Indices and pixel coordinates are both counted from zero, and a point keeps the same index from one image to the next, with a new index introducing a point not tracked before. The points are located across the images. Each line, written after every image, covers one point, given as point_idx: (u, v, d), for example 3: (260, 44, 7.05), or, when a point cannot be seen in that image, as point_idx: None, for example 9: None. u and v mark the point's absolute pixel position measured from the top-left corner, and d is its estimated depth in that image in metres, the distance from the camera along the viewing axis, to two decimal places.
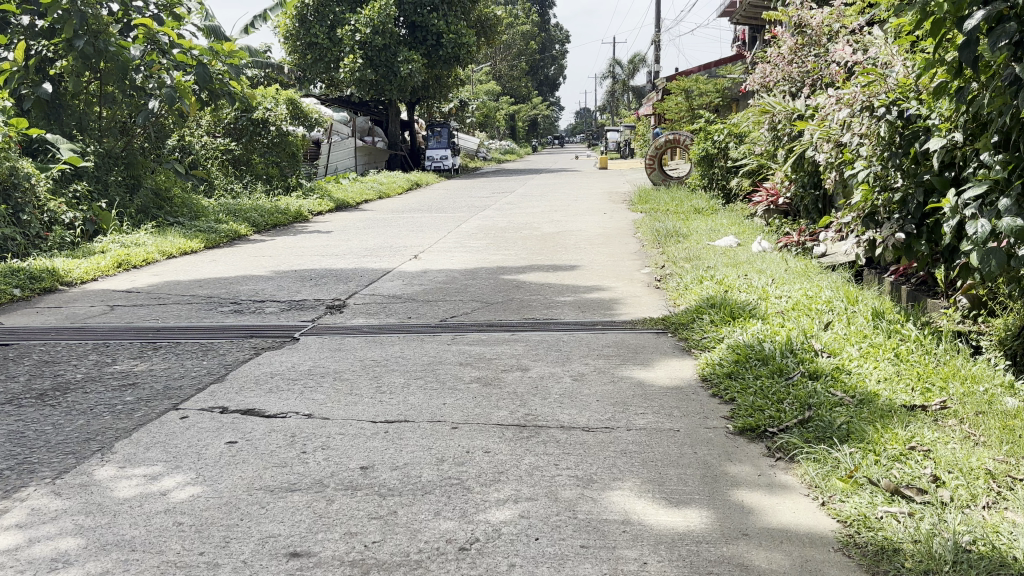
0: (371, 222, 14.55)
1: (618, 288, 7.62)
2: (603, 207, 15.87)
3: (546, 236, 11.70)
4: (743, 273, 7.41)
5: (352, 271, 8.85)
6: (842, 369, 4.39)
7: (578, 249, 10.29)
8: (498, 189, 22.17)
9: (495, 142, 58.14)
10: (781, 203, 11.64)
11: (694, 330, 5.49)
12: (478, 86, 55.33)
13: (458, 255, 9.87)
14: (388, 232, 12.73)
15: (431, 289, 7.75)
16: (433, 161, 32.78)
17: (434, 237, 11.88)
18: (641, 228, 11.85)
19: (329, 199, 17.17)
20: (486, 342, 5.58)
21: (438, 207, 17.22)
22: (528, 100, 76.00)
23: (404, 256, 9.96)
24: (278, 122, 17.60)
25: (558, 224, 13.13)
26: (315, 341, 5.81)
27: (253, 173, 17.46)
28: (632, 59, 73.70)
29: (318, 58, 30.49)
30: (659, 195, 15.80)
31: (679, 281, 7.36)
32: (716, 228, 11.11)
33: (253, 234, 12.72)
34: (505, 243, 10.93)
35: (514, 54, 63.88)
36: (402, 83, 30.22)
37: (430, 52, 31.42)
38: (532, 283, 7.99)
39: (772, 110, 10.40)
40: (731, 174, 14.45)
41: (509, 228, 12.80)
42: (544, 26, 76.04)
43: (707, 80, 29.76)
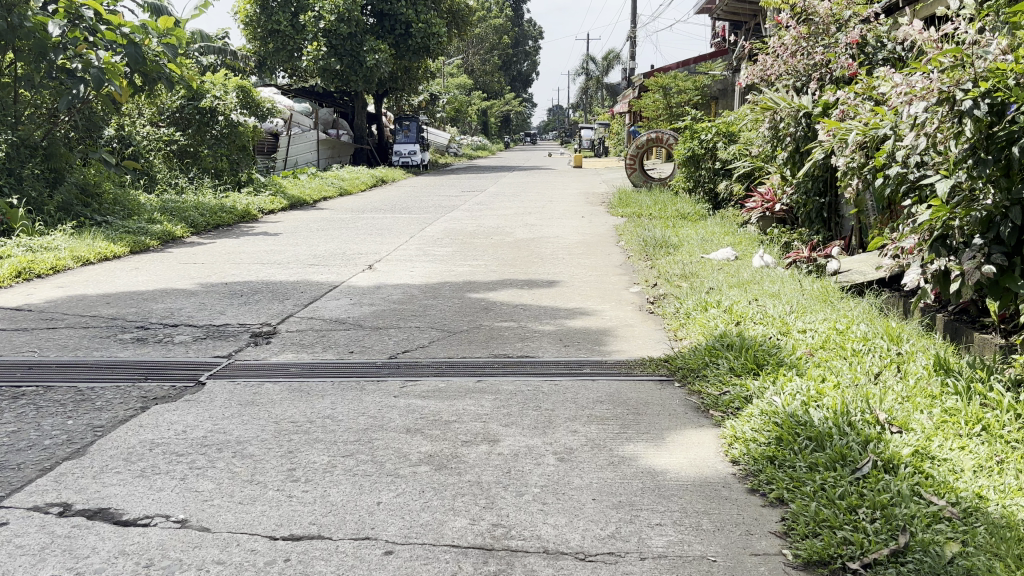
0: (326, 223, 13.23)
1: (605, 314, 6.42)
2: (580, 210, 14.70)
3: (518, 244, 10.49)
4: (753, 299, 6.22)
5: (293, 286, 7.57)
6: (926, 455, 3.18)
7: (555, 260, 9.09)
8: (467, 188, 20.88)
9: (466, 138, 56.73)
10: (780, 210, 10.51)
11: (709, 386, 4.29)
12: (450, 80, 53.97)
13: (419, 267, 8.61)
14: (343, 235, 11.45)
15: (383, 311, 6.50)
16: (401, 156, 31.42)
17: (394, 243, 10.63)
18: (624, 238, 10.67)
19: (283, 197, 15.82)
20: (443, 393, 4.36)
21: (402, 206, 15.93)
22: (501, 96, 74.63)
23: (356, 266, 8.69)
24: (228, 112, 16.22)
25: (532, 229, 11.93)
26: (225, 389, 4.55)
27: (200, 167, 16.07)
28: (607, 57, 72.67)
29: (280, 46, 29.06)
30: (641, 198, 14.62)
31: (678, 308, 6.16)
32: (708, 238, 9.95)
33: (190, 236, 11.38)
34: (472, 252, 9.71)
35: (487, 48, 62.59)
36: (369, 74, 28.85)
37: (398, 43, 30.08)
38: (503, 304, 6.77)
39: (775, 107, 9.19)
40: (719, 176, 13.30)
41: (478, 234, 11.56)
42: (517, 21, 74.77)
43: (687, 77, 28.64)
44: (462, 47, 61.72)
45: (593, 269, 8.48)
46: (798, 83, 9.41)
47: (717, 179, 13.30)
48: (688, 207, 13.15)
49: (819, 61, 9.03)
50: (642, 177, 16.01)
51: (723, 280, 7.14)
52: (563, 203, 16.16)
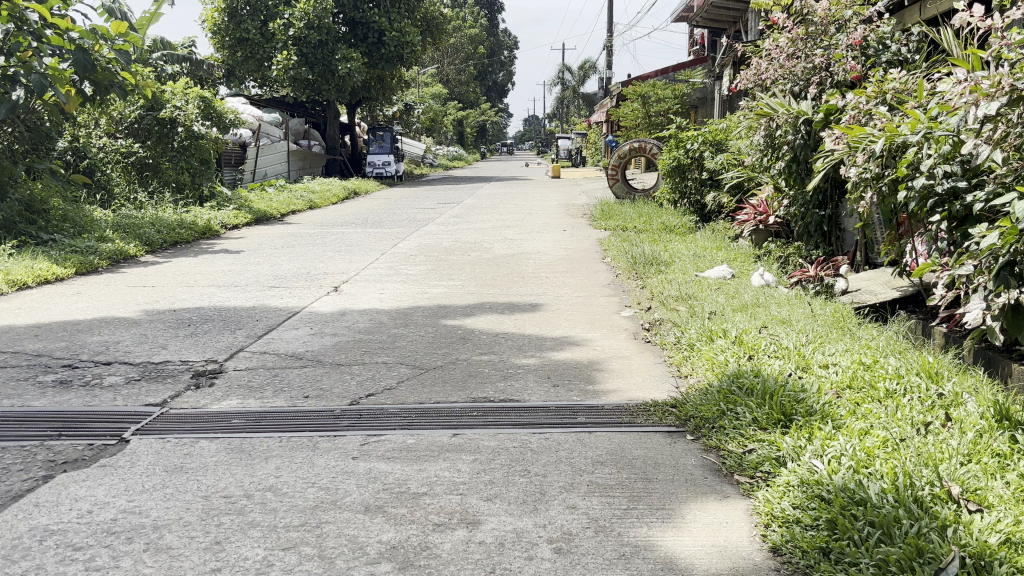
0: (292, 239, 12.45)
1: (596, 343, 5.72)
2: (561, 223, 14.05)
3: (497, 261, 9.81)
4: (762, 326, 5.56)
5: (248, 313, 6.81)
6: (1021, 544, 2.51)
7: (538, 280, 8.40)
8: (442, 200, 20.12)
9: (442, 149, 56.00)
10: (773, 222, 9.97)
11: (729, 442, 3.61)
12: (424, 90, 53.25)
13: (389, 289, 7.87)
14: (309, 253, 10.68)
15: (346, 344, 5.75)
16: (375, 167, 30.64)
17: (364, 261, 9.88)
18: (610, 254, 10.00)
19: (247, 211, 15.02)
20: (412, 454, 3.63)
21: (375, 220, 15.17)
22: (477, 106, 74.00)
23: (320, 289, 7.93)
24: (189, 122, 15.43)
25: (512, 244, 11.22)
26: (150, 448, 3.79)
27: (160, 180, 15.26)
28: (583, 66, 72.27)
29: (249, 54, 28.26)
30: (624, 210, 13.97)
31: (680, 338, 5.49)
32: (700, 254, 9.30)
33: (143, 255, 10.56)
34: (447, 271, 8.98)
35: (462, 58, 61.97)
36: (341, 83, 28.09)
37: (371, 51, 29.37)
38: (481, 333, 6.06)
39: (771, 114, 8.61)
40: (706, 187, 12.70)
41: (454, 250, 10.84)
42: (493, 31, 74.24)
43: (665, 85, 28.14)
44: (437, 57, 61.05)
45: (579, 290, 7.78)
46: (794, 89, 8.78)
47: (705, 190, 12.70)
48: (674, 220, 12.53)
49: (816, 64, 8.40)
50: (626, 189, 15.36)
51: (724, 303, 6.47)
52: (543, 215, 15.47)
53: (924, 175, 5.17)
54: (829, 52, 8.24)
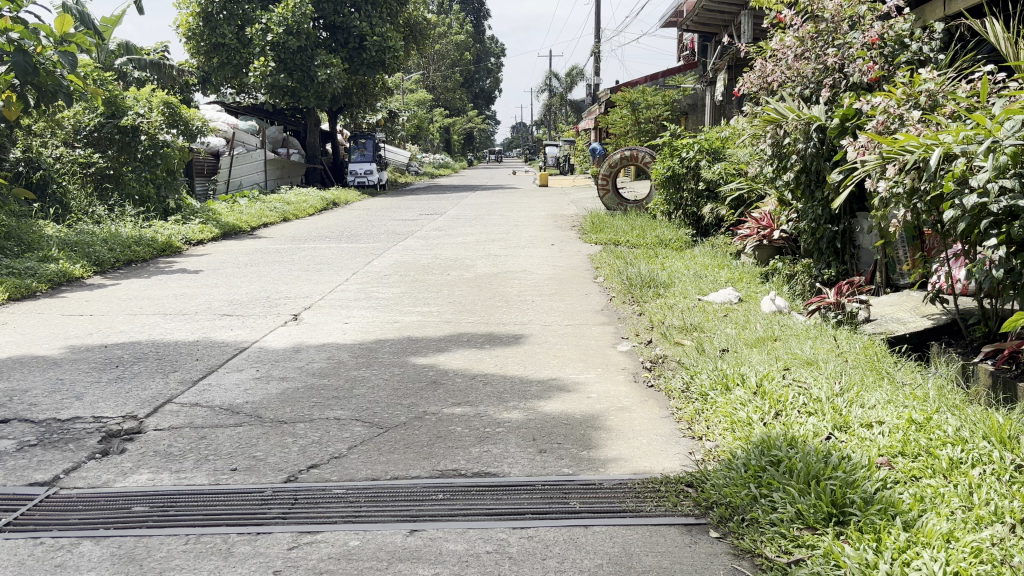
0: (259, 256, 11.55)
1: (590, 388, 4.87)
2: (548, 236, 13.22)
3: (478, 281, 8.97)
4: (784, 367, 4.74)
5: (188, 351, 5.92)
6: None
7: (522, 304, 7.55)
8: (425, 211, 19.24)
9: (427, 156, 55.10)
10: (778, 237, 9.21)
11: (766, 547, 2.76)
12: (409, 97, 52.37)
13: (355, 319, 6.99)
14: (273, 273, 9.79)
15: (295, 391, 4.88)
16: (357, 176, 29.76)
17: (333, 282, 9.01)
18: (602, 272, 9.18)
19: (214, 225, 14.11)
20: (352, 566, 2.77)
21: (351, 234, 14.29)
22: (463, 113, 73.13)
23: (278, 319, 7.05)
24: (153, 131, 14.51)
25: (495, 262, 10.37)
26: (11, 557, 2.91)
27: (122, 193, 14.35)
28: (570, 73, 71.61)
29: (226, 60, 27.32)
30: (616, 222, 13.16)
31: (688, 382, 4.66)
32: (701, 273, 8.50)
33: (91, 276, 9.63)
34: (422, 295, 8.12)
35: (448, 65, 61.16)
36: (321, 90, 27.23)
37: (351, 57, 28.53)
38: (455, 374, 5.20)
39: (780, 120, 7.83)
40: (703, 199, 11.91)
41: (432, 268, 9.98)
42: (479, 37, 73.46)
43: (655, 91, 27.41)
44: (423, 64, 60.18)
45: (568, 317, 6.93)
46: (804, 92, 7.98)
47: (702, 202, 11.90)
48: (670, 234, 11.73)
49: (829, 65, 7.64)
50: (616, 200, 14.49)
51: (736, 336, 5.66)
52: (529, 228, 14.64)
53: (976, 192, 4.35)
54: (844, 51, 7.48)
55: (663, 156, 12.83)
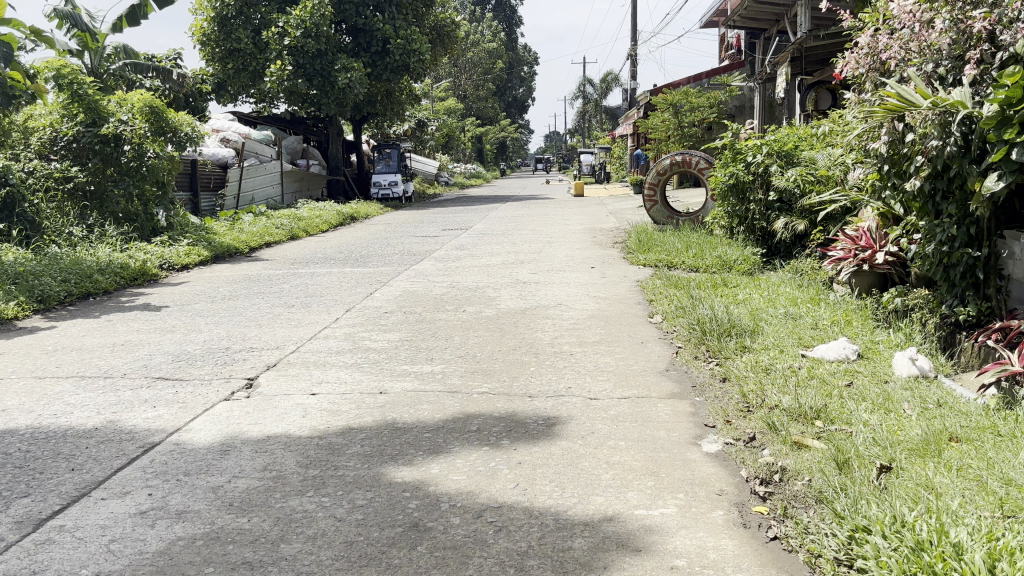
0: (245, 284, 9.74)
1: (672, 545, 2.93)
2: (587, 257, 11.30)
3: (501, 320, 7.07)
4: (1013, 516, 2.76)
5: (72, 450, 4.06)
6: None
7: (558, 361, 5.60)
8: (449, 226, 17.41)
9: (458, 166, 53.35)
10: (882, 261, 7.24)
11: None
12: (440, 104, 50.61)
13: (329, 387, 5.09)
14: (251, 310, 7.94)
15: (186, 548, 2.99)
16: (380, 189, 28.03)
17: (319, 324, 7.13)
18: (659, 307, 7.23)
19: (205, 246, 12.34)
20: None
21: (360, 254, 12.44)
22: (496, 122, 71.49)
23: (224, 387, 5.17)
24: (139, 139, 12.72)
25: (525, 293, 8.44)
26: None
27: (104, 211, 12.64)
28: (605, 78, 69.53)
29: (241, 66, 25.73)
30: (668, 239, 11.19)
31: (850, 551, 2.71)
32: (791, 312, 6.50)
33: (27, 316, 7.84)
34: (426, 344, 6.20)
35: (481, 72, 59.31)
36: (341, 96, 25.55)
37: (374, 61, 26.85)
38: (453, 505, 3.28)
39: (906, 109, 5.76)
40: (775, 211, 9.92)
41: (446, 301, 8.08)
42: (511, 44, 71.67)
43: (699, 92, 25.42)
44: (453, 71, 58.40)
45: (622, 385, 4.97)
46: (934, 69, 5.97)
47: (774, 216, 9.90)
48: (736, 256, 9.78)
49: (976, 34, 5.56)
50: (666, 213, 12.41)
51: (889, 436, 3.66)
52: (565, 247, 12.69)
53: None
54: (998, 13, 5.39)
55: (724, 161, 10.87)
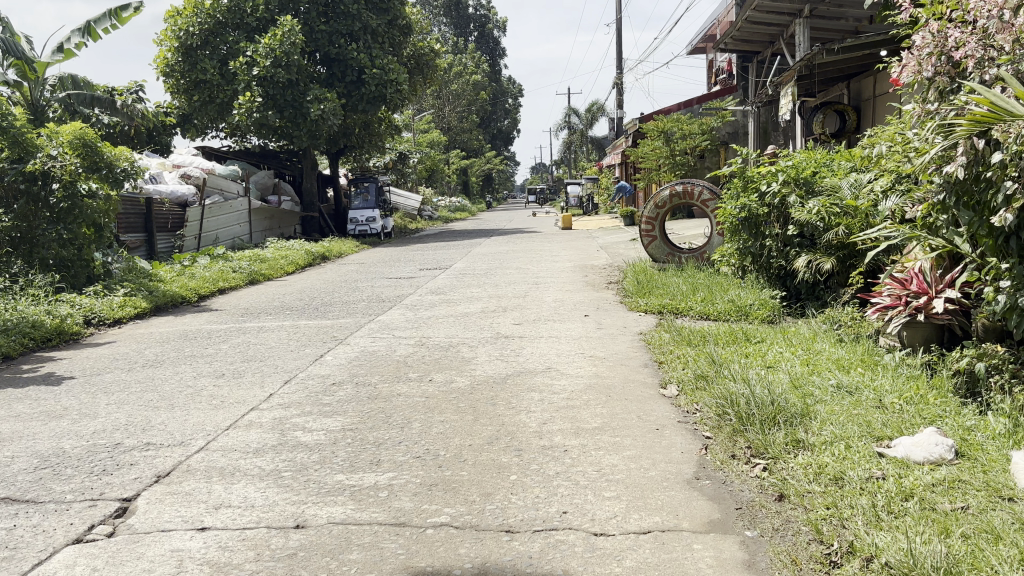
0: (178, 344, 8.26)
1: None
2: (579, 302, 9.90)
3: (474, 392, 5.65)
4: None
5: None
6: None
7: (549, 463, 4.16)
8: (426, 265, 16.00)
9: (442, 200, 52.06)
10: (940, 310, 5.86)
11: None
12: (423, 136, 49.41)
13: (229, 518, 3.63)
14: (170, 382, 6.46)
15: None
16: (357, 225, 26.43)
17: (248, 405, 5.67)
18: (674, 373, 5.85)
19: (144, 296, 10.86)
20: None
21: (322, 302, 11.00)
22: (481, 154, 70.42)
23: (81, 519, 3.70)
24: (71, 177, 11.26)
25: (507, 353, 7.00)
26: None
27: (32, 258, 11.10)
28: (591, 108, 68.73)
29: (208, 99, 24.42)
30: (671, 280, 9.87)
31: None
32: (842, 380, 5.13)
33: None
34: (377, 435, 4.75)
35: (465, 105, 58.20)
36: (314, 128, 24.23)
37: (349, 92, 25.59)
38: None
39: (997, 121, 4.41)
40: (795, 247, 8.67)
41: (411, 365, 6.63)
42: (495, 76, 70.79)
43: (691, 118, 24.29)
44: (436, 103, 57.19)
45: (639, 507, 3.54)
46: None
47: (794, 254, 8.65)
48: (752, 300, 8.61)
49: None
50: (666, 249, 11.03)
51: None
52: (553, 289, 11.26)
53: None
54: None
55: (734, 190, 9.60)
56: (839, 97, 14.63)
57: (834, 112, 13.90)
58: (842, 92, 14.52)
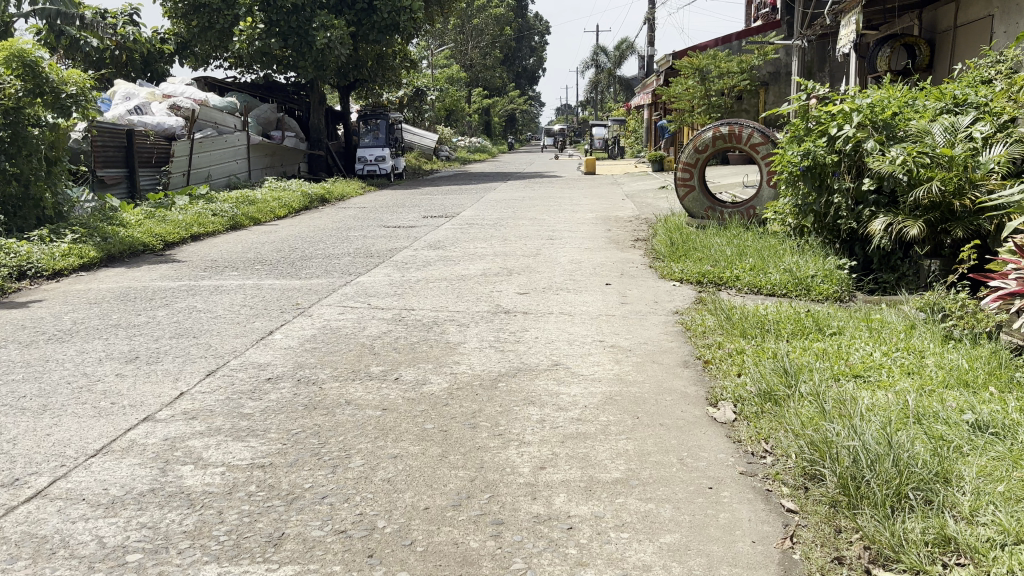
0: (111, 308, 6.76)
1: None
2: (601, 264, 8.29)
3: (453, 403, 4.10)
4: None
5: None
6: None
7: (542, 557, 2.63)
8: (432, 212, 14.38)
9: (462, 140, 50.04)
10: None
11: None
12: (443, 73, 47.19)
13: None
14: (63, 368, 4.93)
15: None
16: (366, 164, 24.77)
17: (141, 411, 4.14)
18: (727, 383, 4.28)
19: (95, 243, 9.33)
20: None
21: (301, 256, 9.45)
22: (504, 93, 67.97)
23: None
24: (13, 101, 9.61)
25: (506, 337, 5.43)
26: None
27: None
28: (619, 46, 65.77)
29: (208, 24, 22.45)
30: (712, 242, 8.24)
31: None
32: (974, 408, 3.54)
33: None
34: (295, 483, 3.22)
35: (488, 41, 55.50)
36: (320, 58, 22.36)
37: (359, 20, 23.64)
38: None
39: None
40: (870, 207, 7.02)
41: (379, 353, 5.08)
42: (520, 12, 67.82)
43: (728, 56, 22.33)
44: (459, 39, 54.68)
45: None
46: None
47: (868, 214, 6.99)
48: (813, 270, 7.02)
49: None
50: (706, 203, 9.35)
51: None
52: (571, 247, 9.63)
53: None
54: None
55: (795, 134, 7.87)
56: (908, 29, 12.65)
57: (903, 47, 11.95)
58: (912, 23, 12.53)
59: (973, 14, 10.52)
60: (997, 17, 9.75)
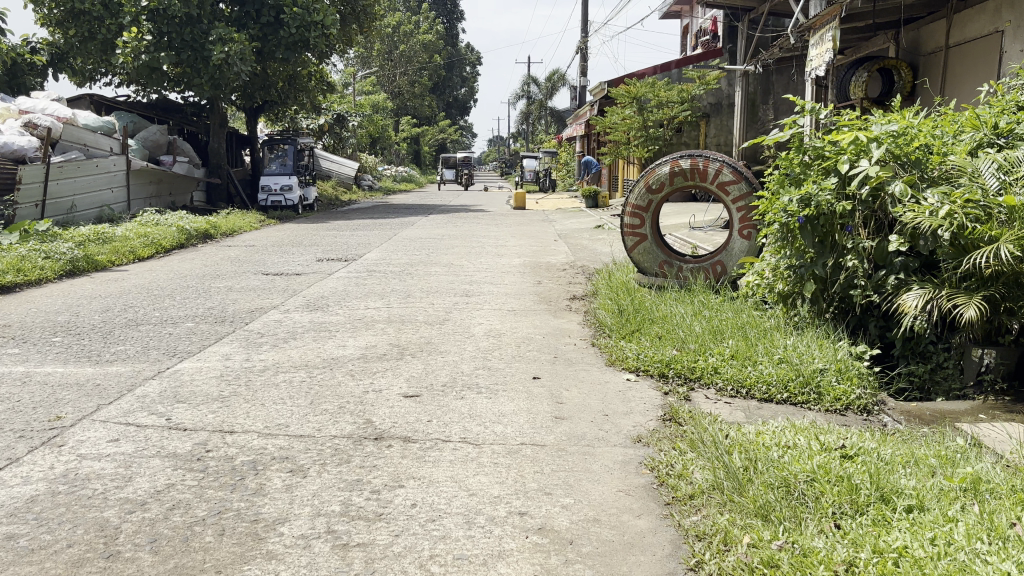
0: None
1: None
2: (526, 342, 6.12)
3: None
4: None
5: None
6: None
7: None
8: (328, 254, 12.04)
9: (388, 170, 47.51)
10: None
11: None
12: (367, 99, 44.64)
13: None
14: None
15: None
16: (270, 194, 22.33)
17: None
18: None
19: None
20: None
21: (129, 321, 7.03)
22: (434, 122, 65.71)
23: None
24: None
25: (360, 504, 3.20)
26: None
27: None
28: (551, 77, 64.22)
29: (88, 35, 19.76)
30: (674, 311, 6.18)
31: None
32: None
33: None
34: None
35: (416, 68, 53.08)
36: (217, 74, 19.85)
37: (264, 35, 21.26)
38: None
39: None
40: (897, 274, 5.06)
41: (118, 557, 2.80)
42: (451, 40, 65.81)
43: (668, 84, 20.65)
44: (385, 65, 52.25)
45: None
46: None
47: (895, 284, 5.03)
48: (822, 359, 4.99)
49: None
50: (661, 256, 7.32)
51: None
52: (489, 309, 7.46)
53: None
54: None
55: (787, 171, 5.89)
56: (884, 51, 11.01)
57: (881, 71, 10.23)
58: (888, 44, 10.86)
59: (972, 31, 8.84)
60: (1009, 32, 8.06)
